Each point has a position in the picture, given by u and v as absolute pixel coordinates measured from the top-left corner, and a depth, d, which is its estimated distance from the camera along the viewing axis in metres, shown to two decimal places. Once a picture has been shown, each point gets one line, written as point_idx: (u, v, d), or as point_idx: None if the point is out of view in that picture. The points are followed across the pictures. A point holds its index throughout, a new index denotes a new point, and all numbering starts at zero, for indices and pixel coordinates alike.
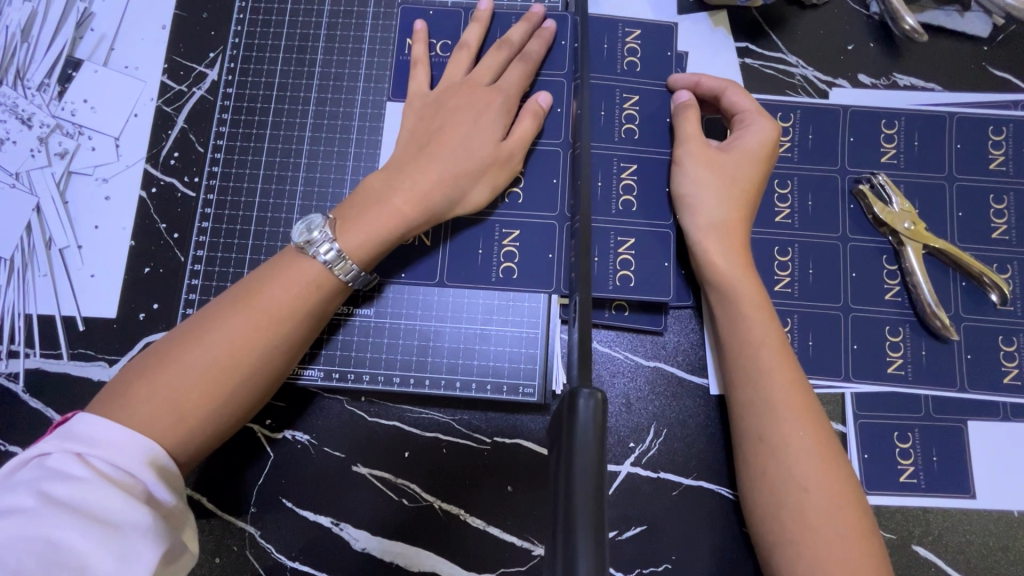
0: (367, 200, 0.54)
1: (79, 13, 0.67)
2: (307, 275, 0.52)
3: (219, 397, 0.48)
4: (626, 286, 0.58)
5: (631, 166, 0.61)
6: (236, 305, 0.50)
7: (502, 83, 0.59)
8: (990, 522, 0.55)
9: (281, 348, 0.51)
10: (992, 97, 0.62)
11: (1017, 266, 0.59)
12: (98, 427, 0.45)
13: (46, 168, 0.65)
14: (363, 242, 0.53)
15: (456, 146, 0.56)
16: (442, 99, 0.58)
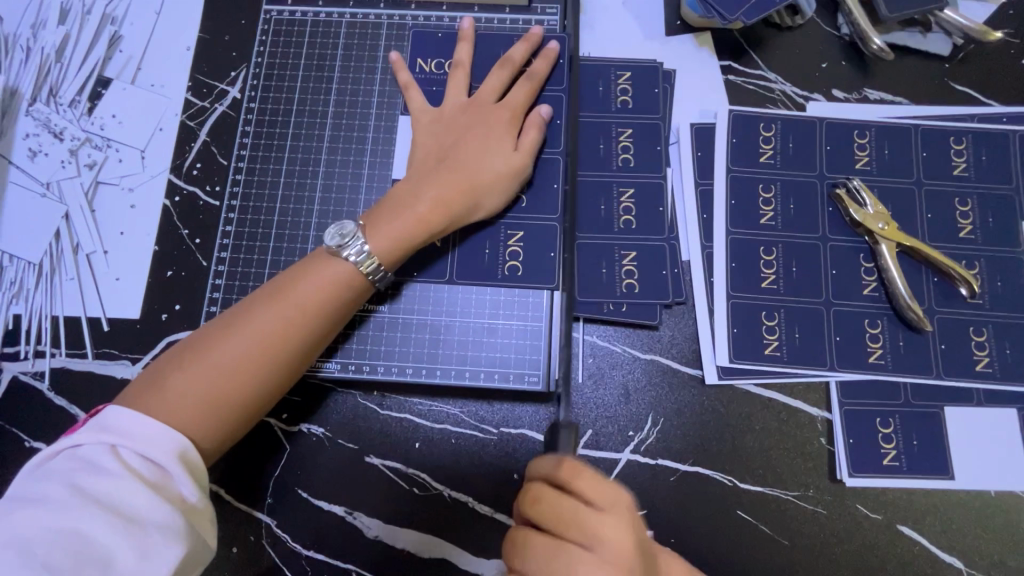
0: (391, 208, 0.58)
1: (110, 35, 0.72)
2: (330, 276, 0.55)
3: (244, 389, 0.51)
4: (631, 293, 0.63)
5: (630, 190, 0.65)
6: (262, 303, 0.54)
7: (508, 100, 0.64)
8: (969, 502, 0.58)
9: (304, 344, 0.54)
10: (954, 109, 0.68)
11: (984, 262, 0.63)
12: (131, 418, 0.48)
13: (75, 179, 0.68)
14: (387, 244, 0.57)
15: (471, 158, 0.60)
16: (451, 116, 0.64)
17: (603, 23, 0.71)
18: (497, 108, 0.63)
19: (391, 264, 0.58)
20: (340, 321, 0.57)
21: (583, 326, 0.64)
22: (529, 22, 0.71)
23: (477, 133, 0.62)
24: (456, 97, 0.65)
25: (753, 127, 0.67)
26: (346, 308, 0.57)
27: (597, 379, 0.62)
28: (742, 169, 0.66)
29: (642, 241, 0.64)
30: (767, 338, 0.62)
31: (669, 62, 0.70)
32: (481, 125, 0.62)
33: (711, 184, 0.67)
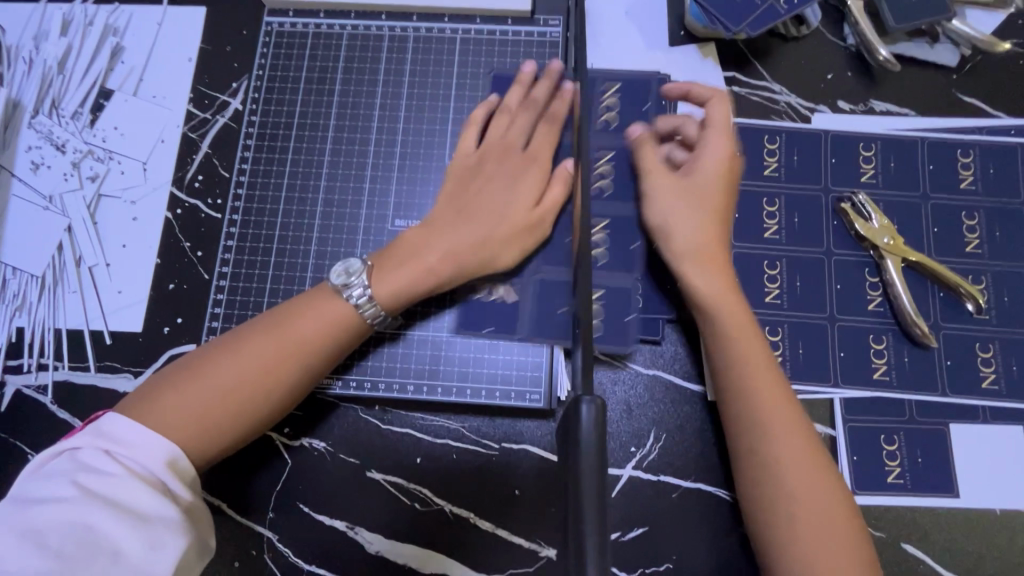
0: (404, 254, 0.58)
1: (112, 47, 0.72)
2: (337, 310, 0.56)
3: (235, 414, 0.51)
4: (628, 313, 0.62)
5: (629, 210, 0.65)
6: (268, 329, 0.54)
7: (533, 150, 0.64)
8: (973, 520, 0.58)
9: (303, 375, 0.54)
10: (961, 121, 0.67)
11: (991, 277, 0.63)
12: (129, 427, 0.48)
13: (77, 191, 0.68)
14: (390, 291, 0.57)
15: (490, 212, 0.61)
16: (476, 164, 0.63)
17: (606, 35, 0.71)
18: (524, 158, 0.63)
19: (394, 311, 0.58)
20: (341, 356, 0.57)
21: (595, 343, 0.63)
22: (531, 35, 0.70)
23: (498, 184, 0.62)
24: (483, 146, 0.64)
25: (757, 140, 0.67)
26: (347, 343, 0.56)
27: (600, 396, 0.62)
28: (746, 182, 0.66)
29: (643, 254, 0.64)
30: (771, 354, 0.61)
31: (673, 74, 0.69)
32: (505, 177, 0.62)
33: None
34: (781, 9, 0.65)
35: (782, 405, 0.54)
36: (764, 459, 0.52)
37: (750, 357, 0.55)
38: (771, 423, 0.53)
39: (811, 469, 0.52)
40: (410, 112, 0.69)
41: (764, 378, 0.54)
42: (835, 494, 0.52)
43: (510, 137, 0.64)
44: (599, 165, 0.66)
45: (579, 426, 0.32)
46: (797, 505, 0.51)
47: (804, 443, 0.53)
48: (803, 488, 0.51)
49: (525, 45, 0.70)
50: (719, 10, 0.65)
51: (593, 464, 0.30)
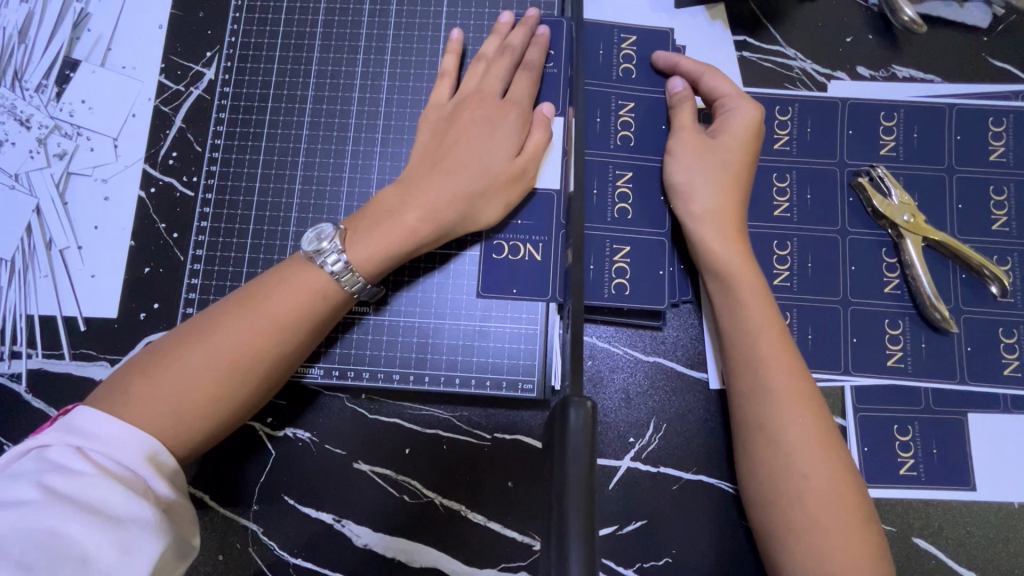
0: (381, 214, 0.54)
1: (76, 14, 0.67)
2: (313, 283, 0.52)
3: (213, 400, 0.48)
4: (622, 294, 0.58)
5: (627, 174, 0.61)
6: (240, 308, 0.51)
7: (512, 96, 0.59)
8: (990, 513, 0.55)
9: (285, 353, 0.51)
10: (992, 88, 0.62)
11: (1017, 257, 0.58)
12: (100, 421, 0.45)
13: (45, 169, 0.65)
14: (370, 254, 0.53)
15: (469, 162, 0.56)
16: (455, 114, 0.59)
17: None
18: (503, 105, 0.59)
19: (371, 278, 0.54)
20: (321, 332, 0.54)
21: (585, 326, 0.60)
22: None
23: (478, 133, 0.57)
24: (460, 96, 0.60)
25: (768, 110, 0.62)
26: (326, 318, 0.53)
27: (598, 385, 0.59)
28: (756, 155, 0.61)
29: (638, 235, 0.60)
30: None
31: (679, 39, 0.64)
32: (483, 125, 0.58)
33: None
34: None
35: (794, 380, 0.50)
36: (778, 437, 0.49)
37: (763, 329, 0.52)
38: (785, 398, 0.50)
39: (824, 448, 0.48)
40: (395, 80, 0.64)
41: (776, 352, 0.51)
42: (850, 479, 0.48)
43: (486, 82, 0.60)
44: (608, 139, 0.61)
45: (566, 432, 0.29)
46: (811, 486, 0.47)
47: (814, 421, 0.49)
48: (815, 469, 0.48)
49: (518, 7, 0.65)
50: None
51: (580, 479, 0.28)
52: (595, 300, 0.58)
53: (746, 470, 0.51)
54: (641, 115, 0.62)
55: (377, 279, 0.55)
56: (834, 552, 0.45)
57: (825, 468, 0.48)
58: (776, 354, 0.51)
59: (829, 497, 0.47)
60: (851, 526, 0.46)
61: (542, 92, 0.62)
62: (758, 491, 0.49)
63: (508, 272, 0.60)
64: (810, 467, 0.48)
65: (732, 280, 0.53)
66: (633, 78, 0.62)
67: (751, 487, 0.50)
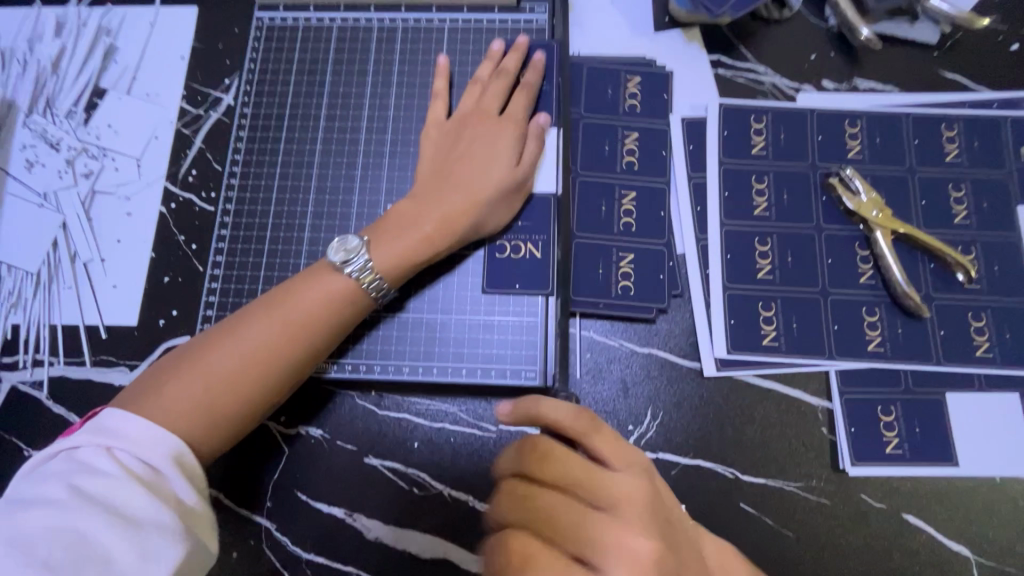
0: (396, 222, 0.59)
1: (105, 47, 0.73)
2: (339, 287, 0.56)
3: (235, 399, 0.51)
4: (627, 296, 0.63)
5: (631, 193, 0.66)
6: (268, 310, 0.54)
7: (510, 113, 0.65)
8: (974, 488, 0.57)
9: (310, 352, 0.55)
10: (944, 97, 0.68)
11: (980, 247, 0.63)
12: (129, 420, 0.47)
13: (72, 188, 0.69)
14: (392, 259, 0.57)
15: (478, 174, 0.61)
16: (455, 136, 0.65)
17: (591, 26, 0.72)
18: (502, 121, 0.64)
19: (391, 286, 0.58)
20: (341, 335, 0.57)
21: (579, 320, 0.64)
22: (517, 24, 0.71)
23: (482, 147, 0.62)
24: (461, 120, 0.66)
25: (744, 120, 0.67)
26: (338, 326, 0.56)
27: (596, 375, 0.62)
28: (734, 160, 0.67)
29: (642, 245, 0.65)
30: (764, 329, 0.62)
31: (659, 59, 0.70)
32: (481, 142, 0.63)
33: (704, 176, 0.67)
34: None
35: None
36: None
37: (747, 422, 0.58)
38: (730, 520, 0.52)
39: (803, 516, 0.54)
40: (400, 100, 0.70)
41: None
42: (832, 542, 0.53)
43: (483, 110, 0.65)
44: (598, 151, 0.67)
45: None
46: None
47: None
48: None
49: (512, 33, 0.71)
50: None
51: None
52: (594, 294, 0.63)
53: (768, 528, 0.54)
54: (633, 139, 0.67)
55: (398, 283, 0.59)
56: None
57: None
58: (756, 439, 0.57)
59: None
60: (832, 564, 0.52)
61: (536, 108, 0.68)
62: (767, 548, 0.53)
63: (512, 271, 0.64)
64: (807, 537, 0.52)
65: None
66: (637, 112, 0.68)
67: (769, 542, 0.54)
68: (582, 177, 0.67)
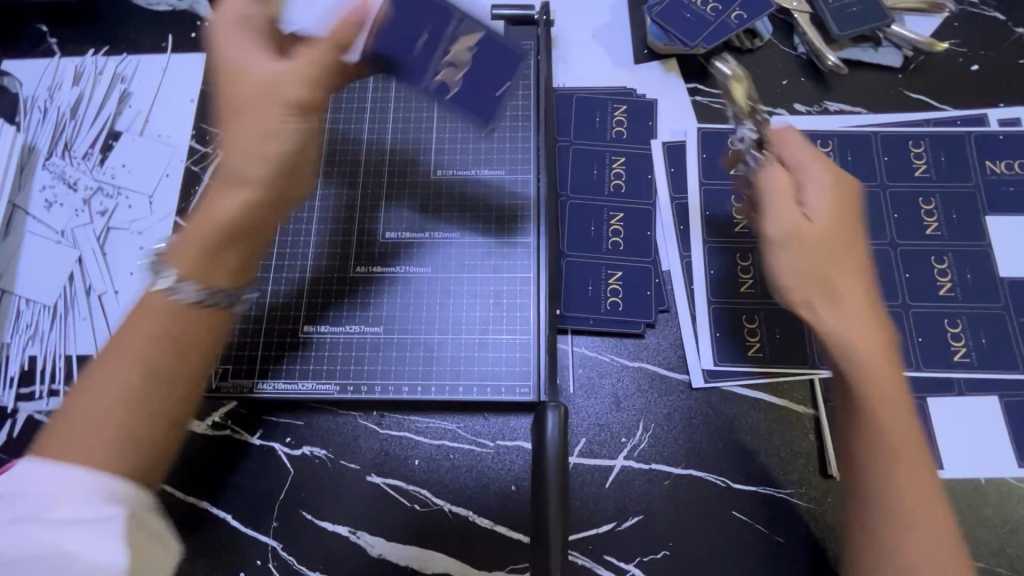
0: (197, 234, 0.50)
1: (120, 93, 0.78)
2: (148, 320, 0.48)
3: (154, 430, 0.46)
4: (616, 311, 0.66)
5: (619, 214, 0.69)
6: (132, 347, 0.47)
7: (278, 95, 0.53)
8: (960, 490, 0.59)
9: (154, 399, 0.46)
10: (910, 116, 0.72)
11: (952, 257, 0.66)
12: (48, 474, 0.43)
13: (88, 225, 0.73)
14: (190, 271, 0.49)
15: (249, 154, 0.52)
16: (241, 119, 0.53)
17: (574, 60, 0.77)
18: (283, 103, 0.53)
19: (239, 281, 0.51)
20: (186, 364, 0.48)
21: (570, 337, 0.66)
22: None
23: (252, 124, 0.53)
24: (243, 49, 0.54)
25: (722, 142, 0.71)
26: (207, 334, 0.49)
27: (589, 390, 0.64)
28: (714, 181, 0.70)
29: (629, 263, 0.68)
30: (749, 341, 0.64)
31: (640, 88, 0.75)
32: (247, 79, 0.53)
33: (686, 197, 0.70)
34: (732, 23, 0.71)
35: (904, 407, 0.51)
36: (858, 391, 0.52)
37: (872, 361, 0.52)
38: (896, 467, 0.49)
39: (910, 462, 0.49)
40: (397, 134, 0.74)
41: (895, 409, 0.51)
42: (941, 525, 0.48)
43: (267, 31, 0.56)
44: (584, 176, 0.71)
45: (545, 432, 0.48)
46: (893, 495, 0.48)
47: (877, 319, 0.53)
48: (876, 476, 0.49)
49: None
50: (675, 28, 0.71)
51: (555, 464, 0.46)
52: (582, 311, 0.66)
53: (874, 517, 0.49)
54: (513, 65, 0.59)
55: (250, 279, 0.53)
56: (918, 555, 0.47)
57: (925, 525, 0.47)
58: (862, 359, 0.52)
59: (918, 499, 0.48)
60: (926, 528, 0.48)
61: (524, 140, 0.72)
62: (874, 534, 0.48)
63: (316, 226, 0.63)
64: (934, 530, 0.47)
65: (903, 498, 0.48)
66: (624, 138, 0.72)
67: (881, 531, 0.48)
68: (569, 200, 0.70)
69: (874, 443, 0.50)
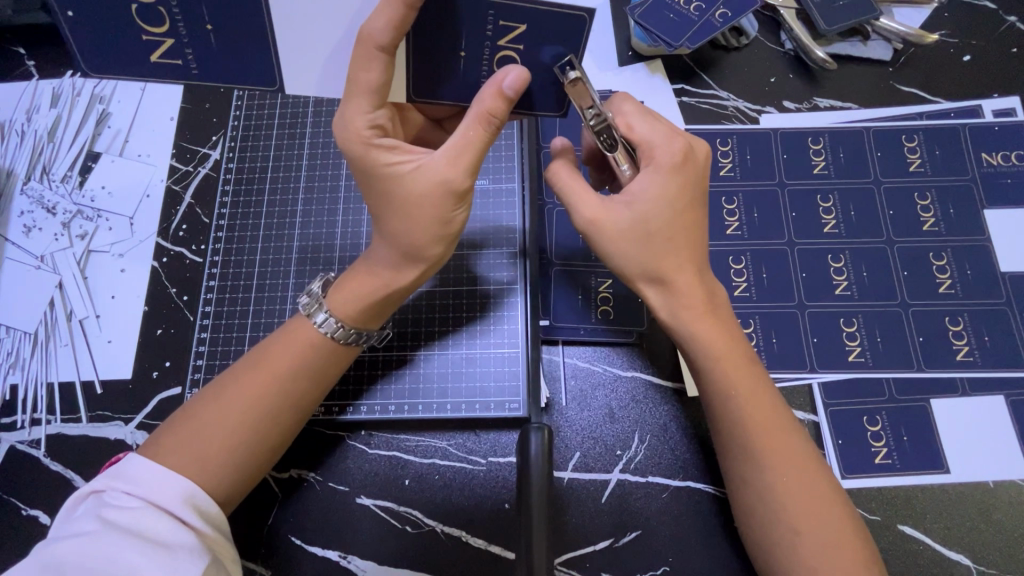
0: (360, 282, 0.55)
1: (98, 113, 0.77)
2: (303, 340, 0.53)
3: (268, 443, 0.51)
4: (607, 320, 0.65)
5: None
6: (244, 373, 0.52)
7: (437, 175, 0.50)
8: (969, 495, 0.57)
9: (290, 408, 0.52)
10: (902, 110, 0.70)
11: (951, 252, 0.64)
12: (150, 470, 0.47)
13: (68, 249, 0.72)
14: (311, 341, 0.53)
15: (399, 225, 0.52)
16: (399, 198, 0.51)
17: None
18: (429, 189, 0.50)
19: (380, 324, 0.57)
20: (319, 386, 0.54)
21: (561, 348, 0.65)
22: None
23: (394, 203, 0.51)
24: (375, 144, 0.51)
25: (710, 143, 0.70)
26: (339, 365, 0.55)
27: (582, 402, 0.62)
28: None
29: None
30: None
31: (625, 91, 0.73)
32: (407, 182, 0.50)
33: None
34: (717, 22, 0.69)
35: (770, 402, 0.52)
36: (717, 394, 0.52)
37: (743, 385, 0.51)
38: (782, 478, 0.49)
39: (811, 479, 0.50)
40: None
41: (775, 429, 0.51)
42: (844, 534, 0.48)
43: (390, 125, 0.53)
44: None
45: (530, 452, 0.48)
46: (775, 487, 0.49)
47: (722, 330, 0.53)
48: (758, 471, 0.50)
49: None
50: (659, 28, 0.69)
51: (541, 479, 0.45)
52: (572, 321, 0.65)
53: (749, 525, 0.51)
54: (515, 55, 0.49)
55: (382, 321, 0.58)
56: (822, 565, 0.47)
57: (812, 514, 0.48)
58: (739, 387, 0.51)
59: (798, 491, 0.49)
60: (817, 538, 0.48)
61: (508, 148, 0.71)
62: (775, 546, 0.49)
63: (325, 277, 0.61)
64: (833, 543, 0.48)
65: (811, 509, 0.49)
66: None
67: (754, 542, 0.51)
68: (556, 208, 0.69)
69: (752, 462, 0.50)
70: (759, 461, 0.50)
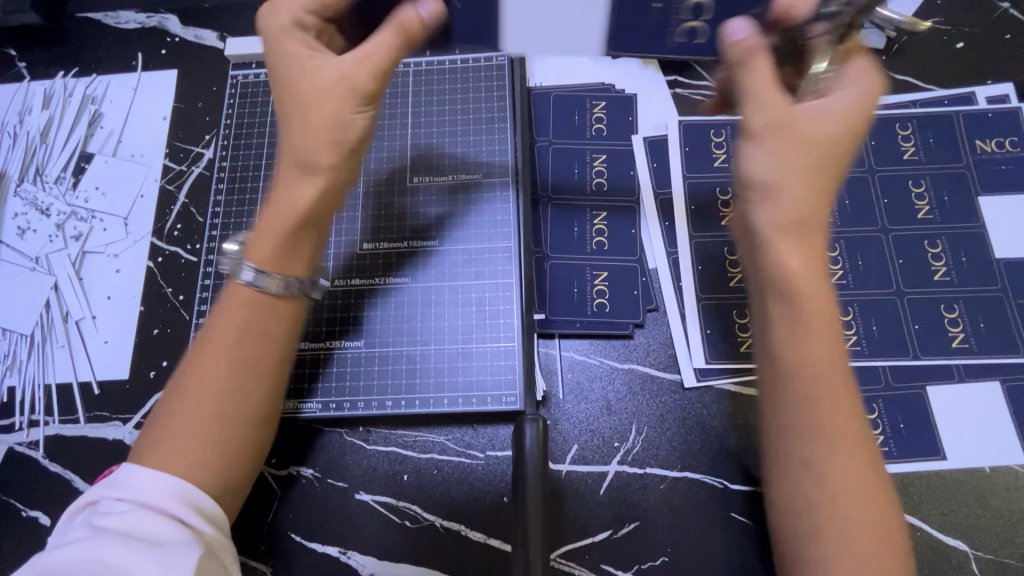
0: (289, 216, 0.52)
1: (90, 114, 0.77)
2: (240, 303, 0.51)
3: (239, 421, 0.49)
4: (602, 312, 0.64)
5: (601, 214, 0.68)
6: (198, 358, 0.50)
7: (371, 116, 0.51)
8: (965, 481, 0.57)
9: (254, 380, 0.50)
10: (895, 99, 0.70)
11: (946, 240, 0.65)
12: (139, 475, 0.46)
13: (62, 250, 0.72)
14: (247, 300, 0.51)
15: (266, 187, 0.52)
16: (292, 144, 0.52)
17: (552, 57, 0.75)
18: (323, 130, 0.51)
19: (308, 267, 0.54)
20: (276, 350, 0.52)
21: (557, 342, 0.65)
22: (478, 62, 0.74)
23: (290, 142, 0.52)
24: (344, 92, 0.51)
25: (704, 134, 0.70)
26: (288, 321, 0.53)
27: (579, 395, 0.63)
28: (698, 175, 0.69)
29: (614, 262, 0.66)
30: (740, 336, 0.63)
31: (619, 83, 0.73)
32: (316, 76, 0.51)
33: (669, 192, 0.68)
34: None
35: (841, 376, 0.45)
36: (788, 361, 0.46)
37: (818, 360, 0.45)
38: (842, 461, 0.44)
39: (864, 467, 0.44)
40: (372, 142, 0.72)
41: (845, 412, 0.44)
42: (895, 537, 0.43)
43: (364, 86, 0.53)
44: (564, 175, 0.69)
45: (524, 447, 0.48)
46: (830, 475, 0.43)
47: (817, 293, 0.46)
48: (808, 444, 0.44)
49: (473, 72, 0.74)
50: None
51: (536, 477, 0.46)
52: (567, 314, 0.65)
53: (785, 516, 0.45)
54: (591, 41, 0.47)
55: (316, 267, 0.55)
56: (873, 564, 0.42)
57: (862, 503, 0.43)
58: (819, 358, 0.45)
59: (850, 480, 0.43)
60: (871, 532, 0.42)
61: (502, 142, 0.71)
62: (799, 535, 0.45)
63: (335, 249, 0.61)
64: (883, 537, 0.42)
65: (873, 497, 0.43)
66: (604, 135, 0.71)
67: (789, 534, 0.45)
68: (550, 202, 0.69)
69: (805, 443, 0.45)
70: (808, 434, 0.44)
